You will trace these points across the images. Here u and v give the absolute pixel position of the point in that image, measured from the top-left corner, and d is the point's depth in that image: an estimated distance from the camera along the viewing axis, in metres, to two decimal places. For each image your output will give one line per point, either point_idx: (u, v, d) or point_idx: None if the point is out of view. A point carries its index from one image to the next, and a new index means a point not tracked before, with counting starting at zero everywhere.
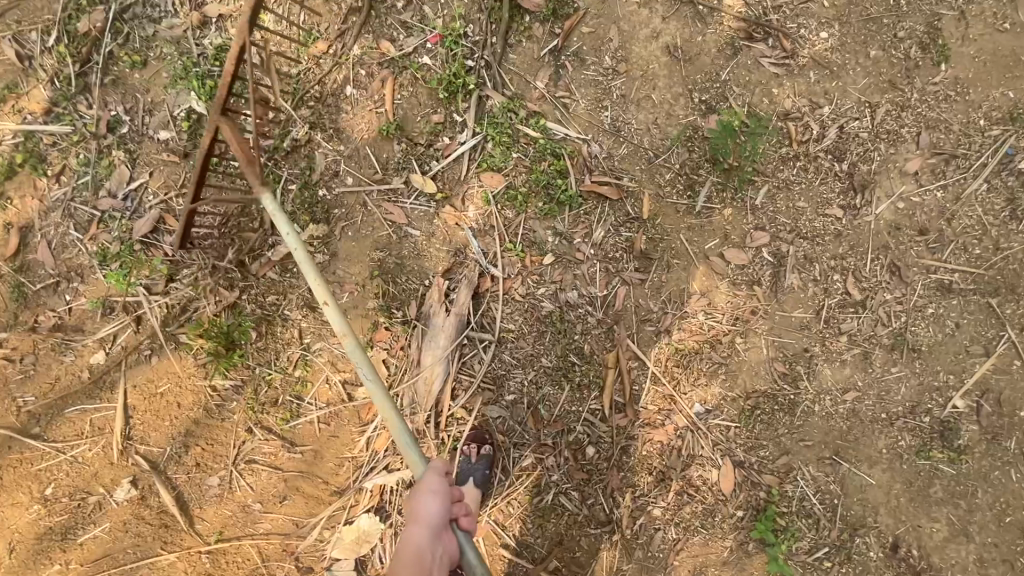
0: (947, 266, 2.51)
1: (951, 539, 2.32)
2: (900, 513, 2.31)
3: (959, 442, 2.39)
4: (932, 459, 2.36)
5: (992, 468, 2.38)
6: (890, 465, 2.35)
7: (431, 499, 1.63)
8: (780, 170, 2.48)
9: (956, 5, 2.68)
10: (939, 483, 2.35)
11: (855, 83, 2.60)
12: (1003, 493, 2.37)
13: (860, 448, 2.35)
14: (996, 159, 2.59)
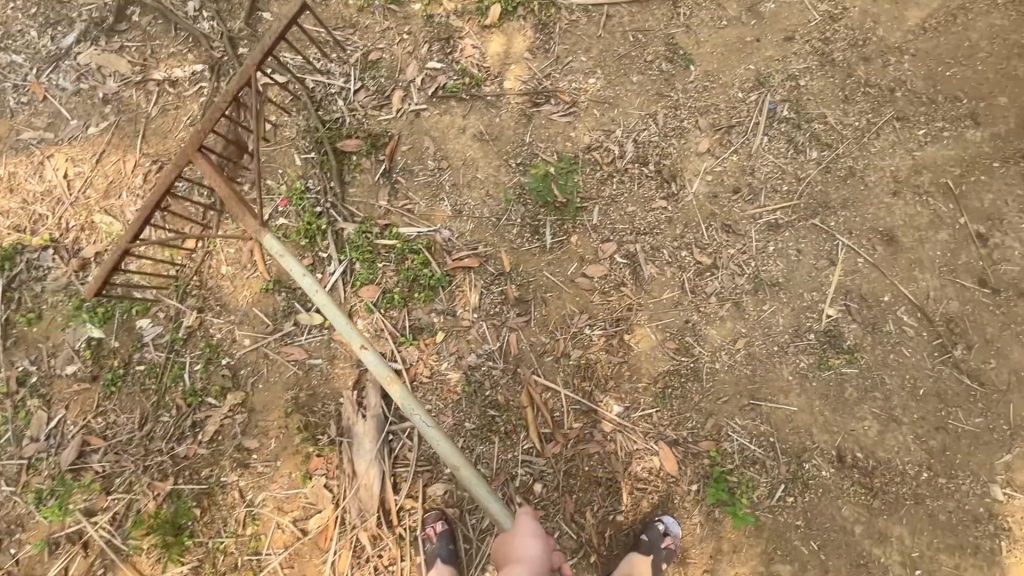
0: (768, 208, 2.93)
1: (884, 429, 2.50)
2: (831, 426, 2.50)
3: (848, 343, 2.65)
4: (833, 367, 2.60)
5: (886, 353, 2.65)
6: (802, 388, 2.56)
7: (531, 542, 1.89)
8: (603, 189, 2.92)
9: (681, 25, 3.41)
10: (850, 385, 2.58)
11: (632, 104, 3.16)
12: (906, 370, 2.62)
13: (770, 384, 2.56)
14: (765, 115, 3.16)
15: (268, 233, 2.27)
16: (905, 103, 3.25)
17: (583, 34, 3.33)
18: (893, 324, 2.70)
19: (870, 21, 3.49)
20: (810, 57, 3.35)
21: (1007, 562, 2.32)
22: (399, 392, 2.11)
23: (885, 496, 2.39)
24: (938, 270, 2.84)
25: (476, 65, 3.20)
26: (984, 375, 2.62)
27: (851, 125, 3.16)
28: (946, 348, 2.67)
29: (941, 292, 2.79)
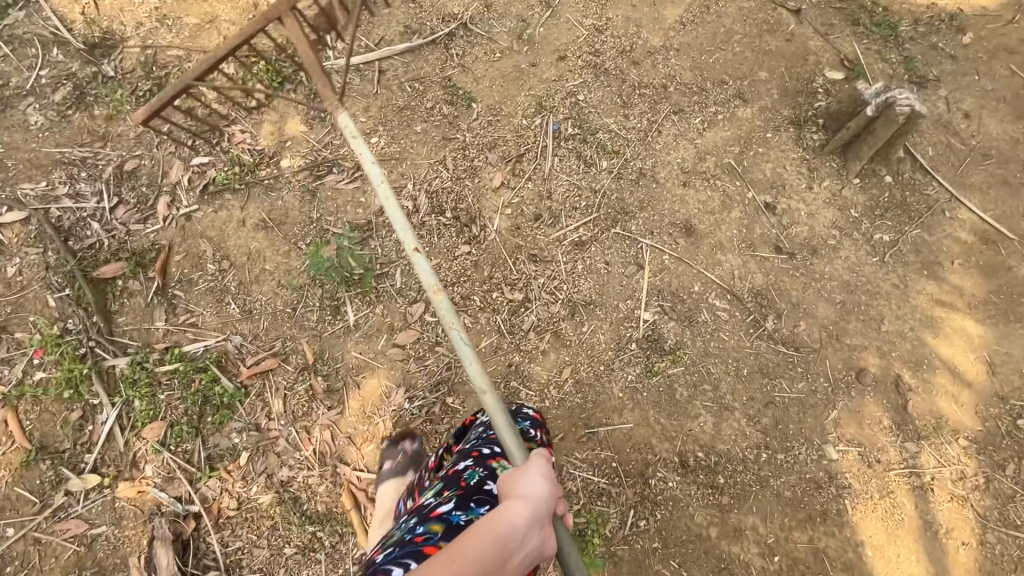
0: (570, 228, 2.94)
1: (720, 420, 2.51)
2: (669, 432, 2.47)
3: (669, 343, 2.66)
4: (661, 372, 2.59)
5: (707, 343, 2.68)
6: (634, 402, 2.53)
7: (542, 480, 1.43)
8: (402, 248, 2.81)
9: (456, 65, 3.42)
10: (679, 385, 2.57)
11: (420, 155, 3.10)
12: (728, 355, 2.66)
13: (602, 407, 2.52)
14: (551, 137, 3.19)
15: (346, 111, 2.11)
16: (679, 96, 3.42)
17: (359, 96, 3.26)
18: (707, 312, 2.75)
19: (634, 26, 3.68)
20: (586, 71, 3.46)
21: (853, 520, 2.36)
22: (443, 303, 1.89)
23: (733, 489, 2.38)
24: (738, 247, 2.94)
25: (249, 150, 3.02)
26: (798, 340, 2.72)
27: (633, 128, 3.27)
28: (759, 322, 2.75)
29: (744, 268, 2.89)
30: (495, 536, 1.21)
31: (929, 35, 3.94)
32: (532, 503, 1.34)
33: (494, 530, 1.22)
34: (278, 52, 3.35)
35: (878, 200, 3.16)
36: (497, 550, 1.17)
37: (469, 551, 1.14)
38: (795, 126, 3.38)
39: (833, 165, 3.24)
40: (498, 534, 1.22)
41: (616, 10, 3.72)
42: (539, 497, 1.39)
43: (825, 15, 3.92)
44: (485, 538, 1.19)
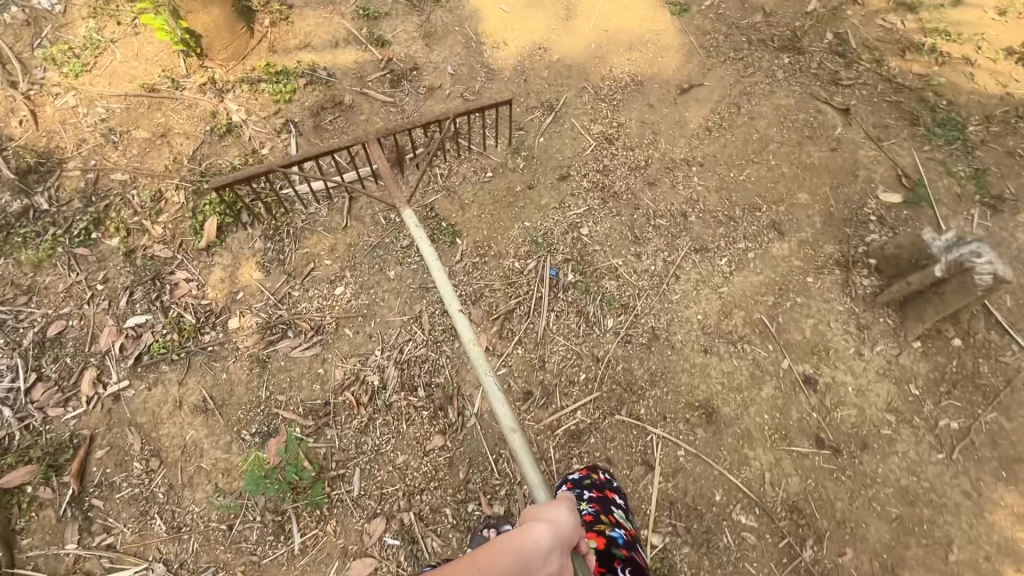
0: (565, 411, 2.45)
1: None
2: None
3: None
4: None
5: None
6: None
7: (565, 512, 1.37)
8: (364, 440, 2.36)
9: (441, 185, 2.97)
10: None
11: (391, 309, 2.63)
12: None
13: None
14: (546, 285, 2.70)
15: (411, 206, 2.38)
16: (701, 228, 2.89)
17: (326, 230, 2.81)
18: (730, 532, 2.25)
19: (650, 133, 3.16)
20: (593, 194, 2.95)
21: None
22: (477, 354, 2.04)
23: None
24: (769, 439, 2.43)
25: (194, 305, 2.59)
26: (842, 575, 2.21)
27: (646, 272, 2.76)
28: (795, 548, 2.24)
29: (778, 470, 2.37)
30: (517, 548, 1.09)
31: (1004, 136, 3.34)
32: (554, 531, 1.24)
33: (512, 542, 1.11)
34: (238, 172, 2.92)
35: (945, 370, 2.60)
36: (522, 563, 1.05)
37: (493, 556, 1.01)
38: (842, 267, 2.82)
39: (888, 322, 2.69)
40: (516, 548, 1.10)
41: (629, 114, 3.22)
42: (560, 530, 1.27)
43: (877, 115, 3.35)
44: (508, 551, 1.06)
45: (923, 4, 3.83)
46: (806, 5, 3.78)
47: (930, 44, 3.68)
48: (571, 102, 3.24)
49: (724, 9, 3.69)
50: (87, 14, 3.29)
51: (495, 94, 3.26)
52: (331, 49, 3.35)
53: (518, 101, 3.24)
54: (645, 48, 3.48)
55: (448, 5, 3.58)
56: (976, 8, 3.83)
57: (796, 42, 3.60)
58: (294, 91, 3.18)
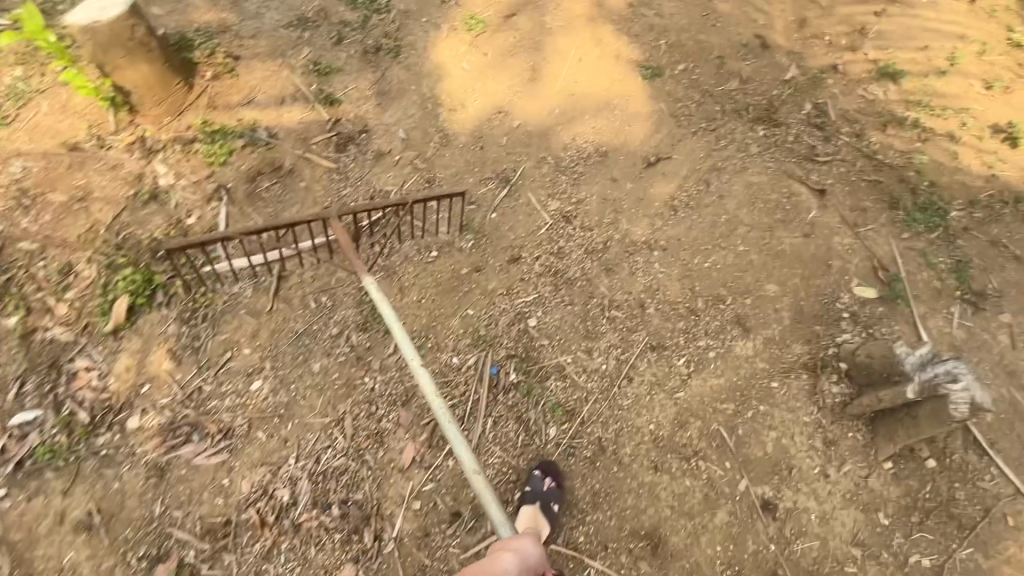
0: (492, 537, 2.20)
1: None
2: None
3: None
4: None
5: None
6: None
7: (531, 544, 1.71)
8: (265, 568, 2.10)
9: (380, 264, 2.75)
10: None
11: (311, 410, 2.39)
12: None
13: None
14: (485, 386, 2.46)
15: (369, 273, 2.25)
16: (659, 322, 2.67)
17: (249, 314, 2.57)
18: None
19: (611, 211, 2.95)
20: (544, 279, 2.73)
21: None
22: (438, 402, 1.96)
23: None
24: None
25: (95, 398, 2.35)
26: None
27: (596, 372, 2.53)
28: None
29: None
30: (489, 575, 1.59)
31: (987, 223, 3.15)
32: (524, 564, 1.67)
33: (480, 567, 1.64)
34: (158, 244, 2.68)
35: (917, 496, 2.37)
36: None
37: None
38: (809, 371, 2.60)
39: (857, 438, 2.46)
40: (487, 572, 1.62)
41: (590, 189, 3.01)
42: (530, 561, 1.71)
43: (854, 196, 3.16)
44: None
45: (908, 75, 3.66)
46: (785, 72, 3.60)
47: (913, 119, 3.50)
48: (529, 174, 3.03)
49: (698, 74, 3.51)
50: (15, 62, 3.08)
51: (448, 162, 3.05)
52: (275, 106, 3.14)
53: (472, 172, 3.03)
54: (614, 114, 3.29)
55: (406, 61, 3.38)
56: (963, 81, 3.66)
57: (772, 113, 3.41)
58: (231, 152, 2.96)
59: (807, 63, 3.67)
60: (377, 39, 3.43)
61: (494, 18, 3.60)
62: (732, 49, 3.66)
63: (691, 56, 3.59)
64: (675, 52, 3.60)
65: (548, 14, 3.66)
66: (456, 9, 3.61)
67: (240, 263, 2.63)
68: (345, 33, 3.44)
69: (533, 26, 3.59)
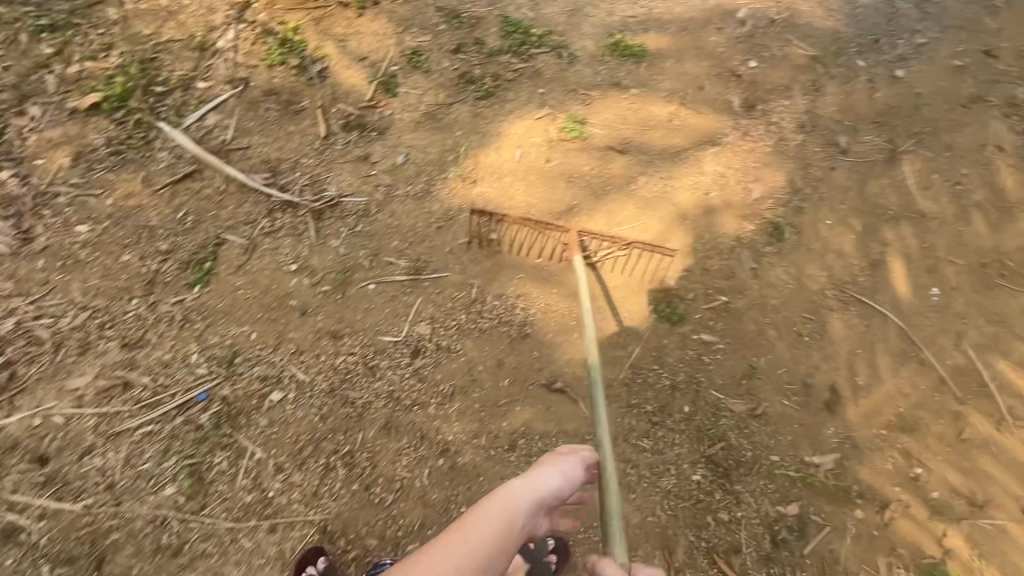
0: (47, 496, 2.18)
1: None
2: None
3: None
4: None
5: None
6: None
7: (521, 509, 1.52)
8: None
9: (301, 259, 2.69)
10: None
11: (83, 281, 2.54)
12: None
13: None
14: (186, 438, 2.30)
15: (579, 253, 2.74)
16: (373, 536, 2.23)
17: (141, 170, 2.81)
18: None
19: (465, 382, 2.54)
20: (328, 379, 2.47)
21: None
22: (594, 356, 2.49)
23: None
24: None
25: (19, 166, 2.74)
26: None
27: (252, 482, 2.27)
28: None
29: None
30: (503, 518, 1.43)
31: None
32: (565, 479, 1.64)
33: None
34: (173, 78, 3.06)
35: None
36: (499, 535, 1.39)
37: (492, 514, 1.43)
38: None
39: None
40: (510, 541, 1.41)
41: (471, 350, 2.60)
42: (571, 473, 1.67)
43: None
44: (495, 518, 1.42)
45: None
46: (814, 450, 2.63)
47: None
48: (445, 286, 2.71)
49: (714, 361, 2.74)
50: None
51: (403, 214, 2.85)
52: (353, 58, 3.27)
53: (449, 256, 2.78)
54: (625, 292, 2.87)
55: (480, 108, 3.19)
56: None
57: (735, 470, 2.55)
58: (281, 64, 3.17)
59: (854, 470, 2.61)
60: (485, 72, 3.30)
61: (596, 140, 3.18)
62: (786, 373, 2.76)
63: (730, 338, 2.80)
64: (720, 319, 2.83)
65: (649, 177, 3.12)
66: (577, 104, 3.27)
67: (190, 147, 2.87)
68: (469, 47, 3.40)
69: (620, 175, 3.10)
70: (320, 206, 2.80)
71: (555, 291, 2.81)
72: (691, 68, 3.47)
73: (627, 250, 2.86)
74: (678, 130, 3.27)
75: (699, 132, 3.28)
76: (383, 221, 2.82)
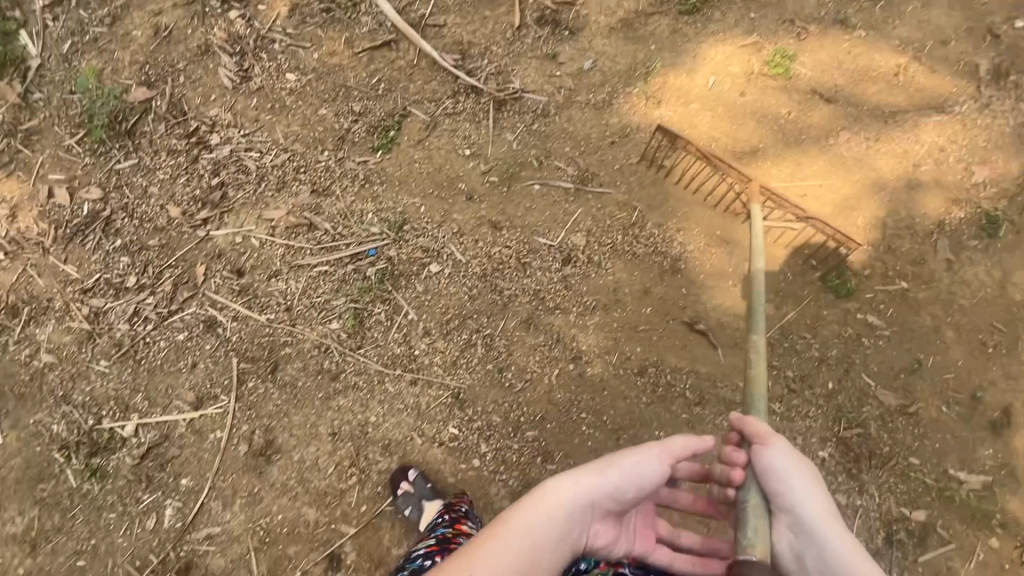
0: (239, 304, 2.52)
1: (53, 548, 2.24)
2: (13, 493, 2.30)
3: (108, 464, 2.32)
4: (89, 467, 2.31)
5: (141, 501, 2.29)
6: (48, 443, 2.35)
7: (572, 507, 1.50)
8: (161, 157, 2.70)
9: (475, 146, 2.75)
10: (80, 504, 2.28)
11: (285, 125, 2.77)
12: (70, 564, 2.22)
13: (31, 416, 2.38)
14: (354, 284, 2.54)
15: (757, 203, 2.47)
16: (499, 414, 2.40)
17: (345, 31, 2.93)
18: (167, 505, 2.29)
19: (609, 300, 2.55)
20: (482, 265, 2.58)
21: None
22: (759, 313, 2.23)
23: None
24: (274, 531, 2.27)
25: (244, 8, 2.92)
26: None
27: (402, 337, 2.48)
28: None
29: (236, 559, 2.24)
30: (542, 521, 1.42)
31: None
32: (625, 480, 1.55)
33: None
34: None
35: None
36: (535, 539, 1.40)
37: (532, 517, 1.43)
38: None
39: None
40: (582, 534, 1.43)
41: (620, 271, 2.59)
42: (636, 474, 1.56)
43: None
44: (535, 525, 1.42)
45: None
46: (962, 465, 2.42)
47: None
48: (607, 203, 2.68)
49: (873, 347, 2.53)
50: None
51: (579, 122, 2.79)
52: None
53: (618, 174, 2.72)
54: (794, 255, 2.65)
55: (682, 24, 2.94)
56: None
57: (865, 459, 2.42)
58: None
59: (1002, 497, 2.38)
60: None
61: (801, 82, 2.86)
62: (954, 379, 2.50)
63: (900, 328, 2.55)
64: (893, 305, 2.58)
65: (852, 135, 2.79)
66: (789, 37, 2.92)
67: (391, 15, 2.92)
68: None
69: (820, 126, 2.80)
70: (501, 98, 2.80)
71: (719, 233, 2.66)
72: (938, 17, 2.95)
73: (802, 221, 2.56)
74: (901, 87, 2.85)
75: (926, 95, 2.84)
76: (559, 126, 2.78)
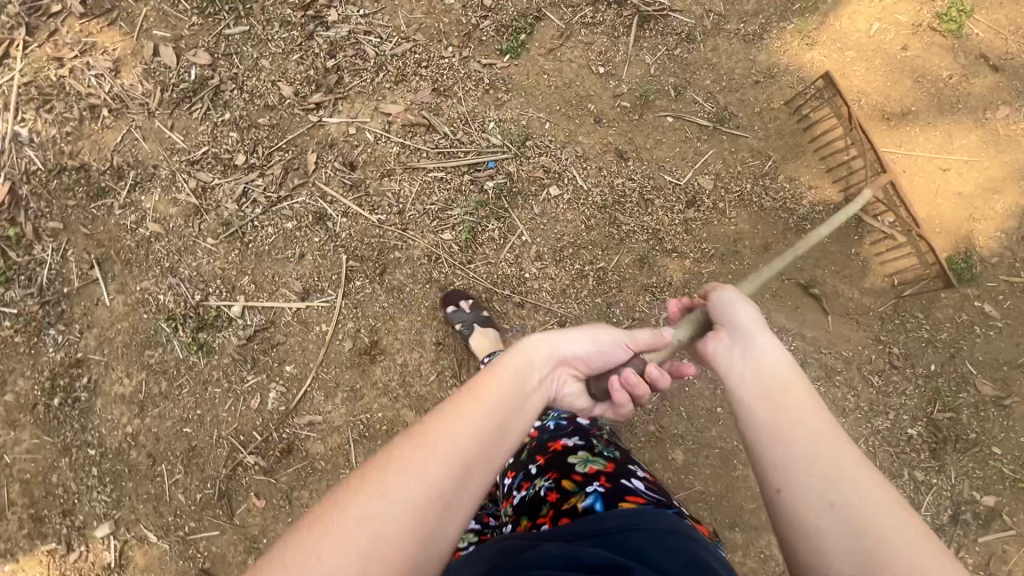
0: (349, 199, 2.42)
1: (159, 413, 2.29)
2: (118, 356, 2.31)
3: (213, 341, 2.32)
4: (195, 341, 2.32)
5: (245, 381, 2.31)
6: (154, 313, 2.33)
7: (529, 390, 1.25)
8: (274, 27, 2.48)
9: (611, 65, 2.54)
10: (184, 375, 2.31)
11: (409, 11, 2.52)
12: (176, 430, 2.28)
13: (136, 283, 2.34)
14: (470, 196, 2.44)
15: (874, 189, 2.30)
16: None
17: None
18: (270, 388, 2.32)
19: (727, 251, 2.47)
20: (602, 195, 2.47)
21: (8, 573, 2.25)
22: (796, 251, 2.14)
23: (84, 440, 2.27)
24: (372, 427, 2.31)
25: None
26: (209, 514, 2.25)
27: (514, 258, 2.42)
28: (228, 468, 2.27)
29: (333, 447, 2.30)
30: (490, 411, 1.13)
31: None
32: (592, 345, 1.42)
33: (424, 540, 0.98)
34: None
35: None
36: (485, 430, 1.10)
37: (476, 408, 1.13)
38: None
39: None
40: (507, 422, 1.15)
41: (743, 222, 2.49)
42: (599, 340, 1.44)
43: None
44: (476, 418, 1.11)
45: None
46: None
47: None
48: (740, 148, 2.53)
49: (982, 336, 2.49)
50: None
51: (725, 55, 2.57)
52: None
53: (757, 118, 2.55)
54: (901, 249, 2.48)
55: None
56: None
57: (950, 442, 2.45)
58: None
59: None
60: None
61: (970, 44, 2.60)
62: None
63: (1014, 320, 2.49)
64: (1012, 297, 2.50)
65: (1012, 111, 2.58)
66: None
67: None
68: None
69: (978, 97, 2.58)
70: (646, 15, 2.55)
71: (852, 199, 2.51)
72: None
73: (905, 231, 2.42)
74: None
75: None
76: (704, 56, 2.56)
